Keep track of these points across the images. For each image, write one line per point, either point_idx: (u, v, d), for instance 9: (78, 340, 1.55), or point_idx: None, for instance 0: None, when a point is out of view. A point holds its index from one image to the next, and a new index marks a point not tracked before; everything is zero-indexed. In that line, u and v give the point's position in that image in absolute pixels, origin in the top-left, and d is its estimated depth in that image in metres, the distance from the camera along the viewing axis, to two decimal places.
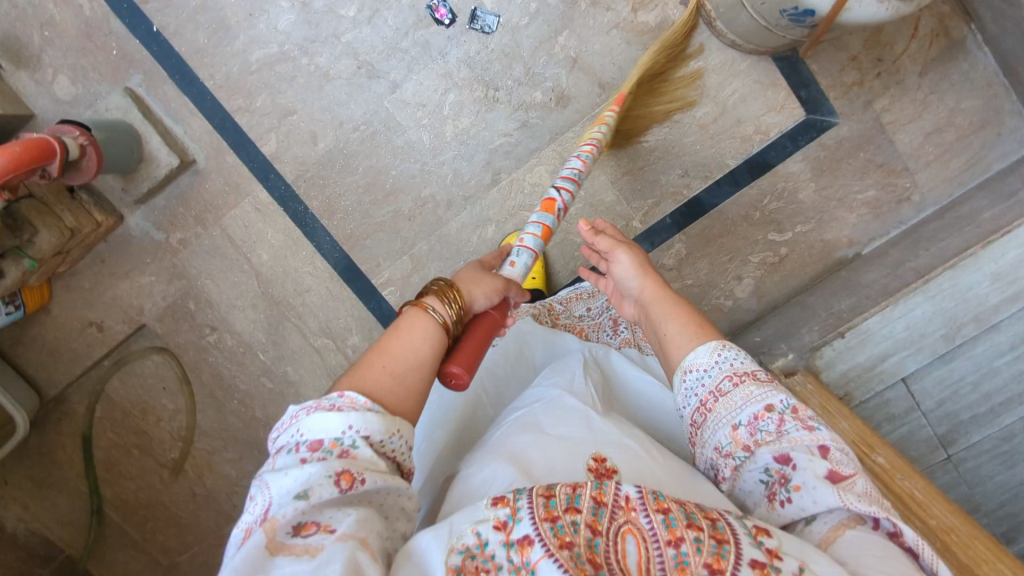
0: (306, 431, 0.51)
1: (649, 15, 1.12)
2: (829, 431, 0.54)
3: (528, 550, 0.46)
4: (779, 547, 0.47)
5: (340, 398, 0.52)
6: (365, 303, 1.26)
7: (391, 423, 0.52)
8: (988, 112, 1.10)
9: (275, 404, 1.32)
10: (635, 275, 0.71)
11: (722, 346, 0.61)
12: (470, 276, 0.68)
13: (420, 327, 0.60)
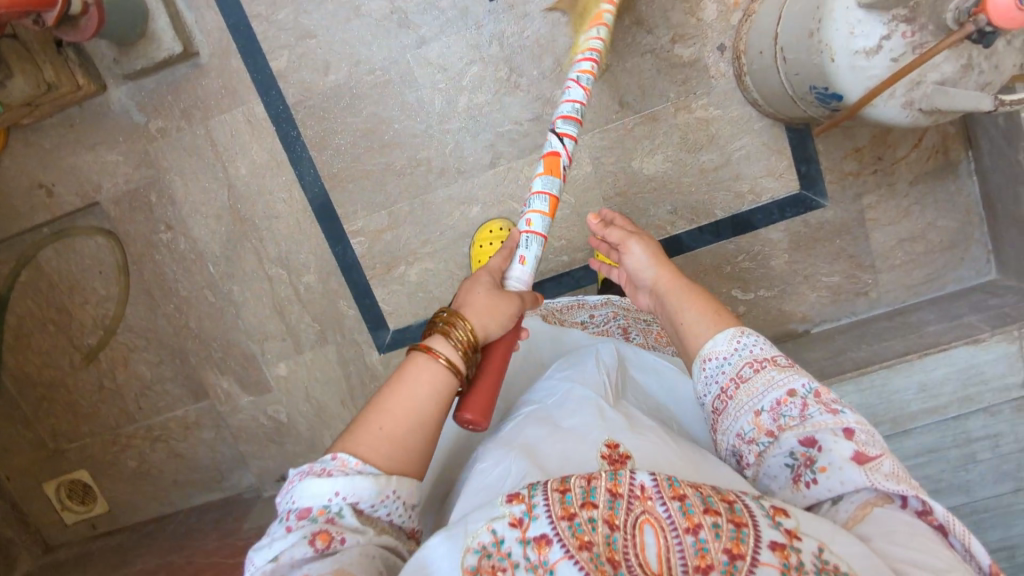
0: (297, 499, 0.53)
1: (685, 50, 1.13)
2: (856, 415, 0.52)
3: (546, 549, 0.44)
4: (798, 528, 0.44)
5: (332, 462, 0.54)
6: (332, 246, 1.24)
7: (382, 486, 0.54)
8: (958, 236, 1.19)
9: (213, 319, 1.30)
10: (647, 264, 0.72)
11: (741, 333, 0.60)
12: (484, 305, 0.67)
13: (427, 377, 0.60)
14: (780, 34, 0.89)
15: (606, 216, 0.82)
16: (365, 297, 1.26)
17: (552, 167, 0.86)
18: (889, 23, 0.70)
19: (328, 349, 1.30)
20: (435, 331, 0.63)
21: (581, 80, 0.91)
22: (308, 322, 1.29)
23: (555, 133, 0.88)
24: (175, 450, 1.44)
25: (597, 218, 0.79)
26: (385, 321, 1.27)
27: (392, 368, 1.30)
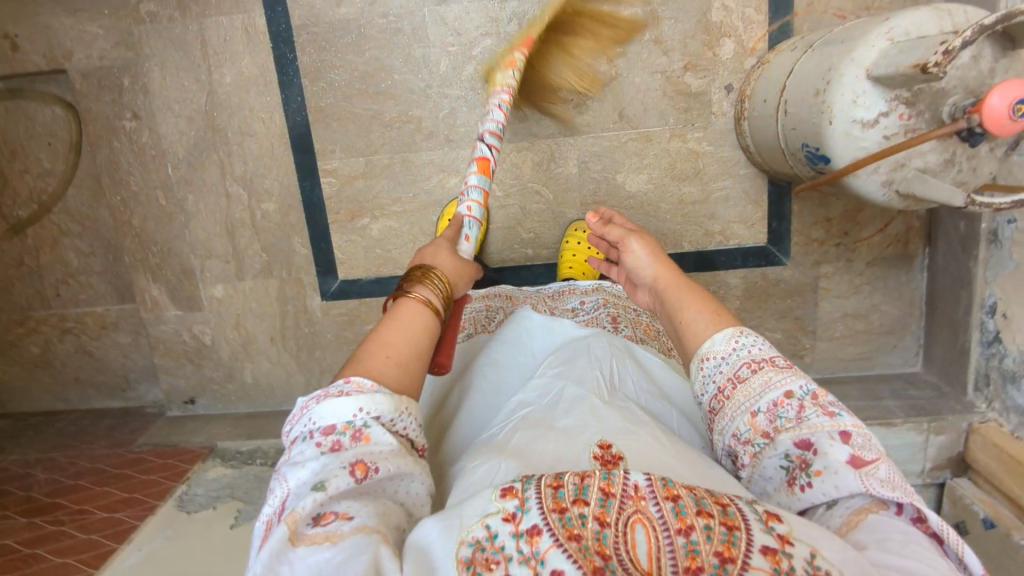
0: (318, 419, 0.51)
1: (696, 79, 1.11)
2: (853, 420, 0.50)
3: (538, 540, 0.43)
4: (790, 533, 0.43)
5: (346, 385, 0.53)
6: (301, 180, 1.20)
7: (399, 403, 0.53)
8: (897, 323, 1.24)
9: (158, 222, 1.24)
10: (648, 262, 0.72)
11: (740, 334, 0.59)
12: (453, 263, 0.69)
13: (417, 317, 0.61)
14: (787, 88, 0.91)
15: (603, 213, 0.81)
16: (322, 239, 1.23)
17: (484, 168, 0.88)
18: (891, 100, 0.74)
19: (271, 282, 1.26)
20: (414, 277, 0.64)
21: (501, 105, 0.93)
22: (256, 250, 1.25)
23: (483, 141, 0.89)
24: (83, 348, 1.37)
25: (595, 216, 0.78)
26: (337, 268, 1.25)
27: (332, 316, 1.27)
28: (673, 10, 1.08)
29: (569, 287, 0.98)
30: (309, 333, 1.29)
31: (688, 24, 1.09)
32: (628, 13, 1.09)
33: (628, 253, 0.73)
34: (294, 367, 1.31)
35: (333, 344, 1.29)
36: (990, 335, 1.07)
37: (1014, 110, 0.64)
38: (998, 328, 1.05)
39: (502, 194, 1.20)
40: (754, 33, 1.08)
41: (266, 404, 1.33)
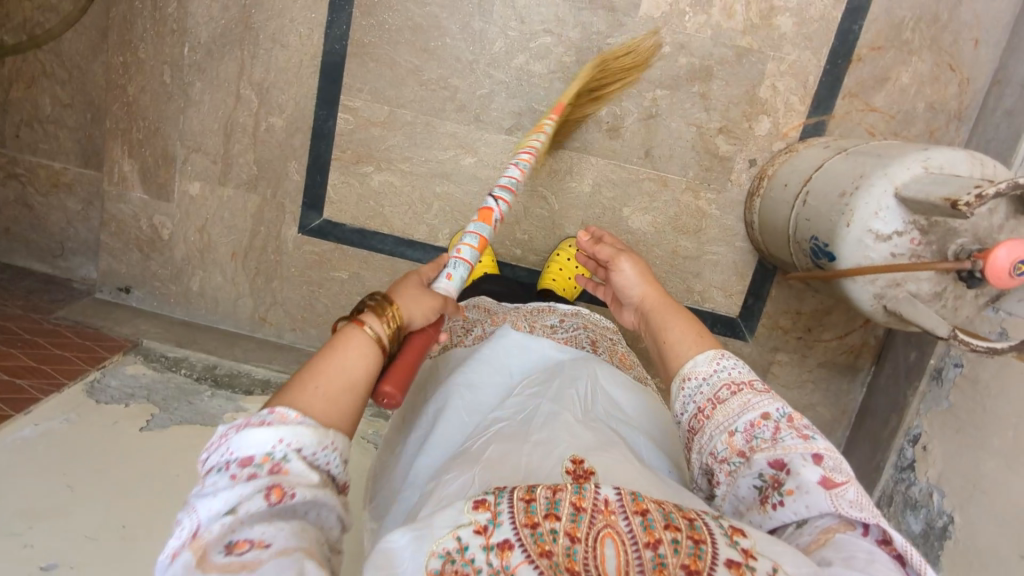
0: (232, 448, 0.44)
1: (726, 144, 1.14)
2: (824, 443, 0.53)
3: (509, 554, 0.43)
4: (754, 548, 0.45)
5: (268, 414, 0.46)
6: (317, 108, 1.16)
7: (324, 437, 0.46)
8: (825, 426, 1.31)
9: (153, 99, 1.17)
10: (637, 282, 0.75)
11: (721, 356, 0.63)
12: (409, 290, 0.60)
13: (353, 347, 0.52)
14: (813, 180, 0.95)
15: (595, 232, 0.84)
16: (318, 173, 1.19)
17: (484, 217, 0.86)
18: (907, 224, 0.79)
19: (251, 198, 1.21)
20: (364, 304, 0.55)
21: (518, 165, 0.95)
22: (247, 161, 1.19)
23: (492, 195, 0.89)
24: (27, 200, 1.28)
25: (586, 235, 0.81)
26: (323, 206, 1.21)
27: (303, 253, 1.23)
28: (727, 73, 1.11)
29: (546, 306, 0.94)
30: (273, 261, 1.24)
31: (736, 91, 1.11)
32: (685, 61, 1.10)
33: (620, 273, 0.76)
34: (246, 290, 1.26)
35: (294, 280, 1.25)
36: (906, 461, 1.15)
37: (1013, 268, 0.70)
38: (914, 457, 1.13)
39: None
40: (791, 120, 1.12)
41: (204, 318, 1.27)
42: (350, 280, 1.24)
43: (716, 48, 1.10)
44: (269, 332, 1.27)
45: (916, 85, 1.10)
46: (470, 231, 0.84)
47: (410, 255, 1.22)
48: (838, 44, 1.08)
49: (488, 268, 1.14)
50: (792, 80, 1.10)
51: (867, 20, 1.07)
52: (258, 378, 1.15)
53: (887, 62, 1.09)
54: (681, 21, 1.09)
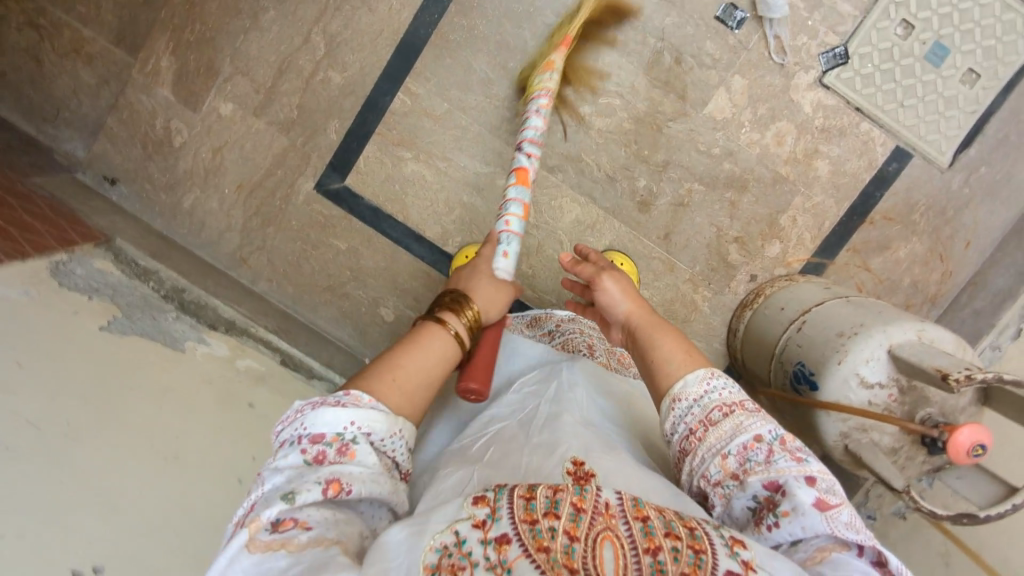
0: (309, 426, 0.54)
1: (737, 253, 1.21)
2: (817, 466, 0.55)
3: (506, 548, 0.46)
4: (753, 560, 0.48)
5: (345, 396, 0.56)
6: (380, 80, 1.15)
7: (393, 423, 0.57)
8: None
9: (221, 9, 1.14)
10: (623, 300, 0.75)
11: (711, 376, 0.62)
12: (487, 293, 0.78)
13: (433, 341, 0.67)
14: (811, 314, 1.03)
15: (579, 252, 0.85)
16: (355, 140, 1.18)
17: (522, 181, 0.95)
18: (890, 379, 0.86)
19: (279, 139, 1.18)
20: (447, 303, 0.72)
21: (539, 112, 1.01)
22: (290, 103, 1.16)
23: (521, 154, 0.98)
24: (38, 55, 1.19)
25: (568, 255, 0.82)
26: (348, 173, 1.19)
27: (310, 210, 1.20)
28: (759, 191, 1.19)
29: (546, 313, 0.96)
30: (276, 207, 1.20)
31: (762, 210, 1.19)
32: (728, 167, 1.18)
33: (602, 291, 0.76)
34: (238, 225, 1.21)
35: (290, 232, 1.21)
36: None
37: (972, 448, 0.78)
38: None
39: (532, 223, 1.20)
40: (798, 252, 1.21)
41: (184, 239, 1.22)
42: (346, 252, 1.21)
43: (758, 166, 1.18)
44: (245, 274, 1.22)
45: (912, 262, 1.20)
46: (512, 199, 0.94)
47: (414, 250, 1.21)
48: (859, 203, 1.19)
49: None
50: (811, 218, 1.19)
51: (889, 191, 1.18)
52: (223, 317, 1.10)
53: (894, 233, 1.19)
54: (737, 131, 1.16)
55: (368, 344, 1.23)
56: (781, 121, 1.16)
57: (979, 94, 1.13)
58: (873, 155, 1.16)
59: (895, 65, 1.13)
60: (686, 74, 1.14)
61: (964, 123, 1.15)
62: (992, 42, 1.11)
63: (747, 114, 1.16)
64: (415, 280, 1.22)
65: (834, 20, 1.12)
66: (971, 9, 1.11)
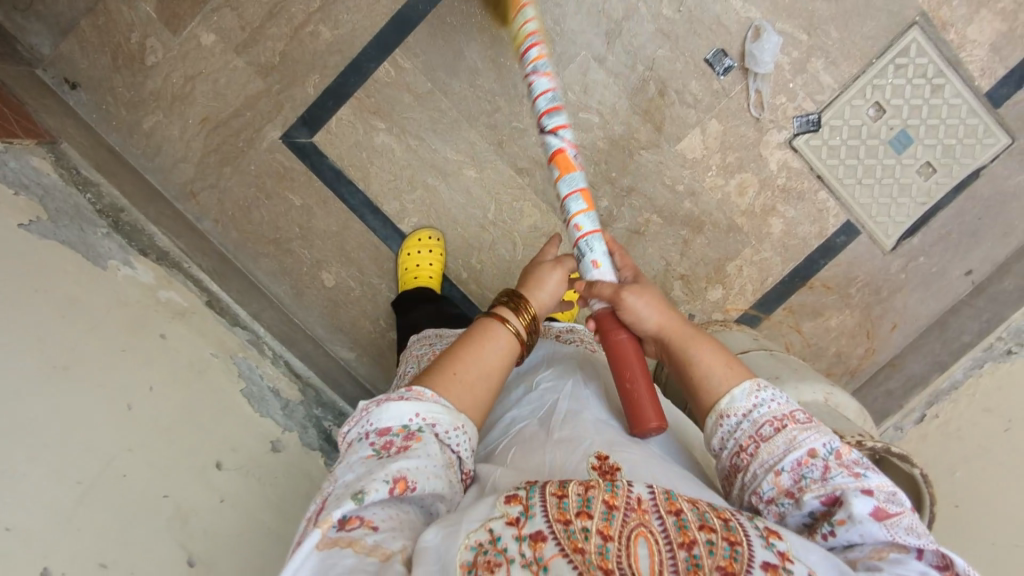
0: (375, 421, 0.56)
1: (681, 290, 1.24)
2: (875, 479, 0.53)
3: (541, 546, 0.45)
4: (789, 552, 0.47)
5: (407, 391, 0.58)
6: (368, 45, 1.14)
7: (454, 417, 0.59)
8: None
9: None
10: (654, 312, 0.68)
11: (758, 388, 0.60)
12: (534, 278, 0.72)
13: (493, 339, 0.65)
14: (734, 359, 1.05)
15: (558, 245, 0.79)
16: (332, 98, 1.16)
17: (567, 163, 0.77)
18: None
19: (256, 81, 1.16)
20: (504, 302, 0.68)
21: (531, 64, 0.82)
22: (274, 48, 1.15)
23: (547, 136, 0.79)
24: None
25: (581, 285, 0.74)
26: (317, 130, 1.17)
27: (271, 158, 1.18)
28: (712, 235, 1.22)
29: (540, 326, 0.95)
30: (238, 149, 1.18)
31: (711, 253, 1.22)
32: (688, 206, 1.21)
33: (625, 310, 0.69)
34: (195, 157, 1.18)
35: (247, 176, 1.19)
36: None
37: None
38: None
39: (489, 220, 1.20)
40: (738, 301, 1.24)
41: (136, 159, 1.18)
42: (299, 208, 1.19)
43: (716, 211, 1.21)
44: (191, 209, 1.19)
45: (840, 332, 1.25)
46: (568, 199, 0.77)
47: (368, 220, 1.20)
48: (803, 266, 1.23)
49: (433, 276, 1.15)
50: (755, 271, 1.23)
51: (833, 261, 1.22)
52: (157, 245, 1.12)
53: (829, 301, 1.24)
54: (703, 173, 1.19)
55: (302, 305, 1.21)
56: (746, 172, 1.19)
57: (932, 188, 1.18)
58: (825, 224, 1.21)
59: (861, 143, 1.17)
60: (666, 107, 1.17)
61: (913, 213, 1.19)
62: (952, 141, 1.16)
63: (716, 159, 1.19)
64: (363, 251, 1.21)
65: (814, 88, 1.16)
66: (940, 106, 1.15)
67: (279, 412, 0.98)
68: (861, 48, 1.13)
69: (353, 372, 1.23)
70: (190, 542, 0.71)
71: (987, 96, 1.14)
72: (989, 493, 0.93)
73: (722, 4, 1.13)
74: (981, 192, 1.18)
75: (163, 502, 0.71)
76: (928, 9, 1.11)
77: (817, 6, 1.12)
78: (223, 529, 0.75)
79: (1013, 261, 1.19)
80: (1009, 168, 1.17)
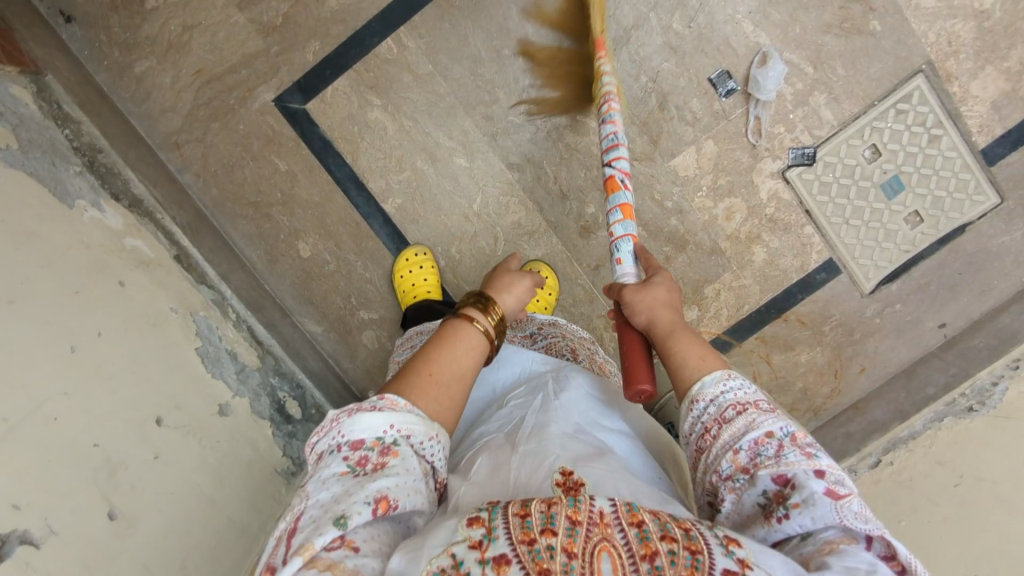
0: (347, 433, 0.52)
1: None
2: (826, 460, 0.52)
3: (505, 569, 0.42)
4: (749, 559, 0.45)
5: (379, 400, 0.54)
6: (373, 18, 1.13)
7: (429, 426, 0.55)
8: None
9: None
10: (651, 304, 0.71)
11: (728, 376, 0.59)
12: (502, 282, 0.72)
13: (465, 339, 0.63)
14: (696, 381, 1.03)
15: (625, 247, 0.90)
16: (330, 67, 1.14)
17: (614, 186, 0.91)
18: None
19: (255, 39, 1.14)
20: (472, 303, 0.67)
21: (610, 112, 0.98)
22: (277, 8, 1.13)
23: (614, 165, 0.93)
24: None
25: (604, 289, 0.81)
26: (311, 97, 1.15)
27: (261, 119, 1.16)
28: (695, 255, 1.21)
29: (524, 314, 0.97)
30: (229, 106, 1.16)
31: (692, 273, 1.22)
32: (674, 223, 1.20)
33: (626, 305, 0.73)
34: (184, 108, 1.16)
35: (234, 135, 1.17)
36: None
37: None
38: None
39: (473, 212, 1.19)
40: (711, 324, 1.24)
41: (122, 102, 1.16)
42: (283, 173, 1.17)
43: (701, 232, 1.20)
44: (173, 160, 1.17)
45: (809, 368, 1.25)
46: (615, 213, 0.90)
47: (352, 195, 1.18)
48: (780, 298, 1.22)
49: (432, 291, 1.13)
50: (732, 296, 1.23)
51: (810, 296, 1.22)
52: (132, 192, 1.12)
53: (802, 336, 1.24)
54: (693, 192, 1.19)
55: (274, 273, 1.20)
56: (735, 197, 1.19)
57: (917, 237, 1.18)
58: (807, 259, 1.20)
59: (853, 184, 1.17)
60: (665, 122, 1.16)
61: (895, 259, 1.19)
62: (942, 193, 1.16)
63: (708, 179, 1.18)
64: (343, 226, 1.19)
65: (813, 122, 1.15)
66: (935, 156, 1.15)
67: (233, 376, 0.96)
68: (865, 88, 1.13)
69: (318, 347, 1.21)
70: (114, 495, 0.69)
71: (982, 152, 1.14)
72: (932, 547, 0.93)
73: (732, 25, 1.12)
74: (964, 247, 1.18)
75: (92, 451, 0.69)
76: (935, 58, 1.11)
77: (826, 40, 1.12)
78: (150, 486, 0.73)
79: (988, 319, 1.18)
80: (994, 228, 1.17)
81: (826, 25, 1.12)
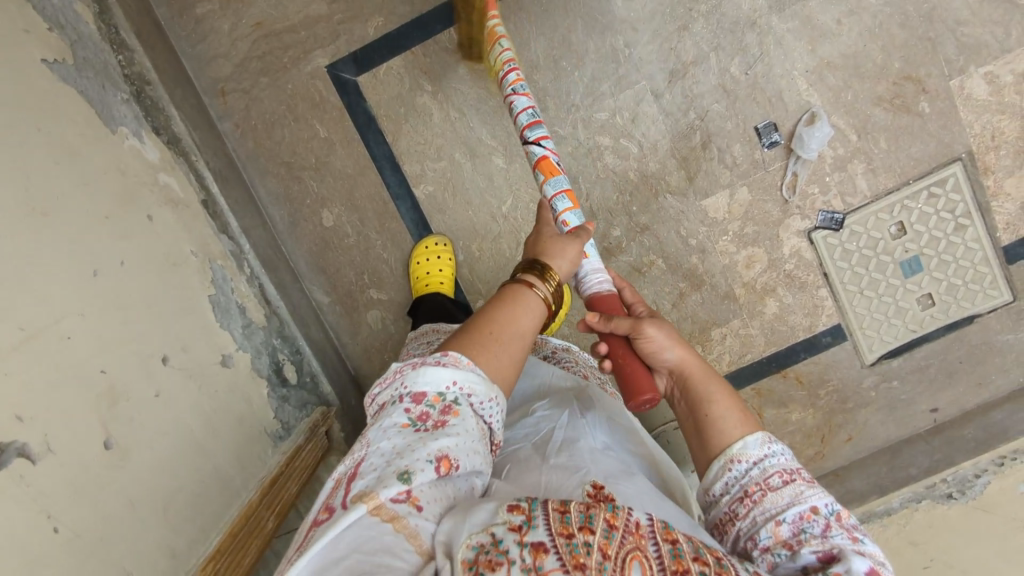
0: (411, 384, 0.54)
1: None
2: (872, 547, 0.53)
3: (543, 557, 0.43)
4: None
5: (443, 356, 0.55)
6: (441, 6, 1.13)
7: (491, 389, 0.56)
8: None
9: None
10: (673, 346, 0.67)
11: (770, 440, 0.60)
12: (557, 244, 0.70)
13: (528, 303, 0.63)
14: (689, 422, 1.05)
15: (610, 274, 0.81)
16: (388, 45, 1.15)
17: (553, 169, 0.85)
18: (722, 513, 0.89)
19: (321, 3, 1.14)
20: (527, 269, 0.65)
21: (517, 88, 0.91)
22: None
23: (531, 143, 0.87)
24: None
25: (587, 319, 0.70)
26: (364, 70, 1.16)
27: (311, 83, 1.16)
28: (708, 296, 1.22)
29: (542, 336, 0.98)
30: (282, 63, 1.16)
31: (702, 313, 1.23)
32: (694, 261, 1.21)
33: (643, 339, 0.67)
34: (237, 57, 1.17)
35: (281, 93, 1.17)
36: None
37: None
38: None
39: (501, 213, 1.18)
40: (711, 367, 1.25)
41: (178, 40, 1.16)
42: (322, 140, 1.18)
43: (719, 275, 1.21)
44: (216, 106, 1.18)
45: (798, 428, 1.25)
46: (553, 195, 0.84)
47: (385, 173, 1.18)
48: (782, 354, 1.23)
49: (445, 282, 1.13)
50: (737, 343, 1.24)
51: (812, 357, 1.23)
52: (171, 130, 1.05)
53: (797, 396, 1.24)
54: (717, 235, 1.20)
55: (293, 237, 1.20)
56: (758, 247, 1.20)
57: (925, 319, 1.19)
58: (816, 320, 1.22)
59: (874, 256, 1.18)
60: (704, 160, 1.18)
61: (901, 336, 1.21)
62: (959, 282, 1.17)
63: (735, 226, 1.20)
64: (370, 203, 1.18)
65: (848, 188, 1.17)
66: (959, 244, 1.16)
67: (239, 329, 0.96)
68: (903, 165, 1.15)
69: (321, 317, 1.20)
70: (112, 424, 0.68)
71: (1004, 249, 1.16)
72: None
73: (787, 80, 1.14)
74: (970, 338, 1.19)
75: (98, 377, 0.69)
76: (976, 149, 1.13)
77: (875, 112, 1.14)
78: (146, 422, 0.73)
79: (979, 412, 1.18)
80: (1002, 324, 1.18)
81: (878, 98, 1.14)
